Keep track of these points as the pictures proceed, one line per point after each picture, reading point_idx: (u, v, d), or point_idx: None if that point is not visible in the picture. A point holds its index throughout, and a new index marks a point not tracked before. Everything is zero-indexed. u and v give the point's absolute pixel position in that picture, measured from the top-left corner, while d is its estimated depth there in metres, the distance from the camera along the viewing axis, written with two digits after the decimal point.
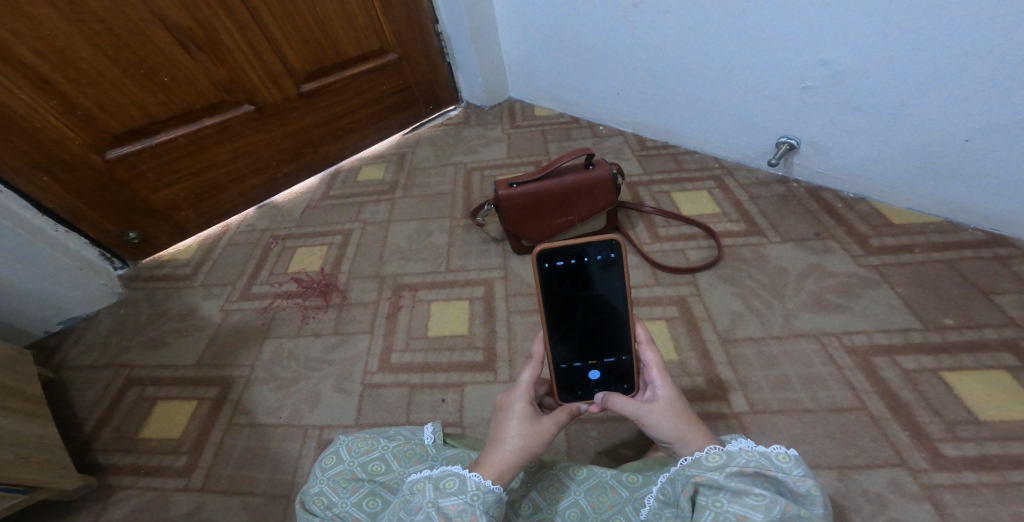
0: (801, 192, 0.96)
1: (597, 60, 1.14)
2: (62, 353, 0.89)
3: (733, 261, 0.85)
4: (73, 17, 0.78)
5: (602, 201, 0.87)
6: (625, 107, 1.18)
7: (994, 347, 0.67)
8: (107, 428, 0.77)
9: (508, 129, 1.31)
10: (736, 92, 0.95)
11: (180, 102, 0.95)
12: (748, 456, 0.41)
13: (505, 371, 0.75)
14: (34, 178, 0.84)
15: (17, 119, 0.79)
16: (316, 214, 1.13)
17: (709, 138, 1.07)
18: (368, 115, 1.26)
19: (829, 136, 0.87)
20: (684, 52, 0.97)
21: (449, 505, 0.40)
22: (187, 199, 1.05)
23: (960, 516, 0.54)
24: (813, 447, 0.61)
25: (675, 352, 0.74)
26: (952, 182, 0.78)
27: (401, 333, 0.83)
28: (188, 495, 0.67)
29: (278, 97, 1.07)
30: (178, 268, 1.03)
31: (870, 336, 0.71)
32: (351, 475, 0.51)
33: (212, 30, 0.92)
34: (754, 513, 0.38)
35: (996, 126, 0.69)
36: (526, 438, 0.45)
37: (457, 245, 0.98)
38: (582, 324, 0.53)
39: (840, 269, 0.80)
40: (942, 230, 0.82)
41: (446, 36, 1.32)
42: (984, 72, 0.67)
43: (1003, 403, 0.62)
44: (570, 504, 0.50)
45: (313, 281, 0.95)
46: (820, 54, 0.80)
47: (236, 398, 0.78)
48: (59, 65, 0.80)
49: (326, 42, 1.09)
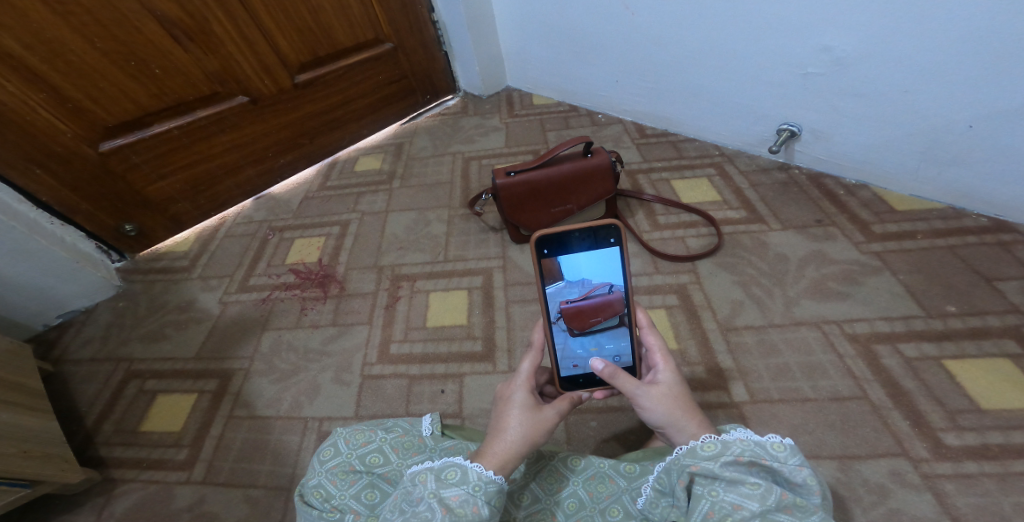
0: (802, 179, 0.95)
1: (595, 47, 1.12)
2: (62, 346, 0.89)
3: (733, 249, 0.85)
4: (59, 8, 0.76)
5: (601, 189, 0.86)
6: (625, 94, 1.16)
7: (997, 334, 0.66)
8: (107, 421, 0.77)
9: (506, 118, 1.29)
10: (738, 80, 0.93)
11: (172, 94, 0.94)
12: (744, 445, 0.41)
13: (505, 361, 0.75)
14: (28, 171, 0.83)
15: (8, 113, 0.78)
16: (314, 206, 1.11)
17: (710, 125, 1.05)
18: (364, 105, 1.25)
19: (829, 123, 0.86)
20: (685, 37, 0.94)
21: (451, 496, 0.40)
22: (183, 191, 1.04)
23: (961, 507, 0.54)
24: (813, 438, 0.61)
25: (675, 340, 0.73)
26: (952, 168, 0.78)
27: (399, 324, 0.83)
28: (190, 488, 0.68)
29: (273, 89, 1.06)
30: (176, 260, 1.03)
31: (872, 324, 0.70)
32: (350, 467, 0.51)
33: (202, 20, 0.90)
34: (748, 502, 0.38)
35: (996, 113, 0.68)
36: (526, 428, 0.45)
37: (456, 235, 0.97)
38: (581, 330, 0.54)
39: (841, 256, 0.80)
40: (944, 216, 0.81)
41: (443, 25, 1.29)
42: (987, 58, 0.65)
43: (1003, 391, 0.61)
44: (569, 494, 0.51)
45: (312, 273, 0.95)
46: (821, 41, 0.78)
47: (236, 389, 0.78)
48: (47, 57, 0.78)
49: (319, 30, 1.07)
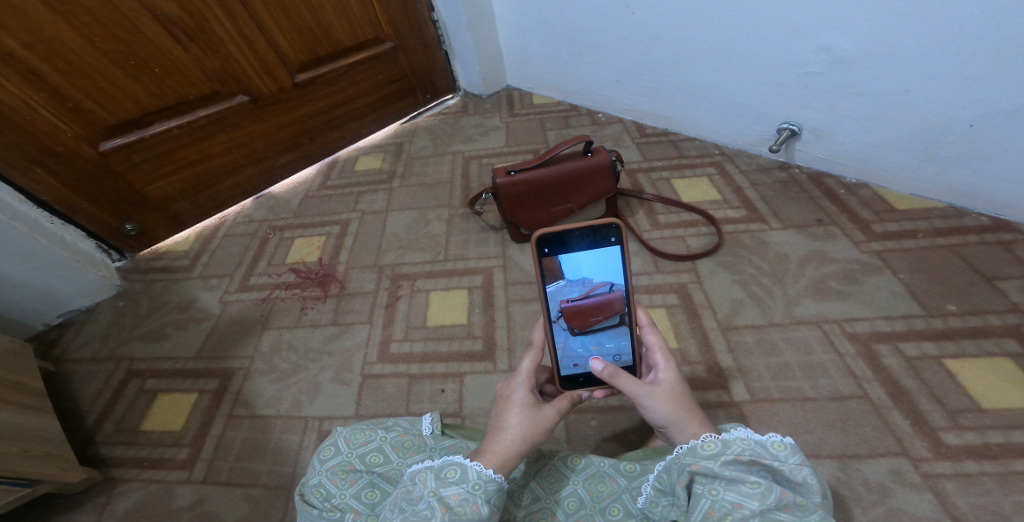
0: (803, 178, 0.95)
1: (595, 46, 1.12)
2: (62, 345, 0.89)
3: (733, 248, 0.85)
4: (59, 8, 0.76)
5: (601, 188, 0.86)
6: (625, 93, 1.15)
7: (997, 333, 0.66)
8: (108, 421, 0.77)
9: (506, 118, 1.29)
10: (738, 79, 0.93)
11: (172, 94, 0.94)
12: (744, 444, 0.41)
13: (505, 360, 0.75)
14: (28, 170, 0.83)
15: (9, 112, 0.78)
16: (314, 205, 1.11)
17: (710, 124, 1.05)
18: (364, 104, 1.25)
19: (830, 122, 0.86)
20: (685, 36, 0.94)
21: (450, 495, 0.40)
22: (184, 191, 1.04)
23: (961, 506, 0.54)
24: (813, 437, 0.61)
25: (675, 340, 0.73)
26: (953, 167, 0.77)
27: (399, 323, 0.83)
28: (190, 487, 0.68)
29: (273, 88, 1.06)
30: (176, 259, 1.03)
31: (872, 323, 0.70)
32: (350, 467, 0.51)
33: (202, 20, 0.90)
34: (748, 501, 0.38)
35: (997, 112, 0.68)
36: (526, 426, 0.45)
37: (456, 234, 0.97)
38: (581, 329, 0.54)
39: (841, 256, 0.80)
40: (945, 215, 0.81)
41: (443, 24, 1.29)
42: (988, 57, 0.65)
43: (1004, 390, 0.61)
44: (569, 493, 0.51)
45: (312, 273, 0.95)
46: (821, 40, 0.78)
47: (236, 389, 0.78)
48: (47, 57, 0.78)
49: (318, 29, 1.07)
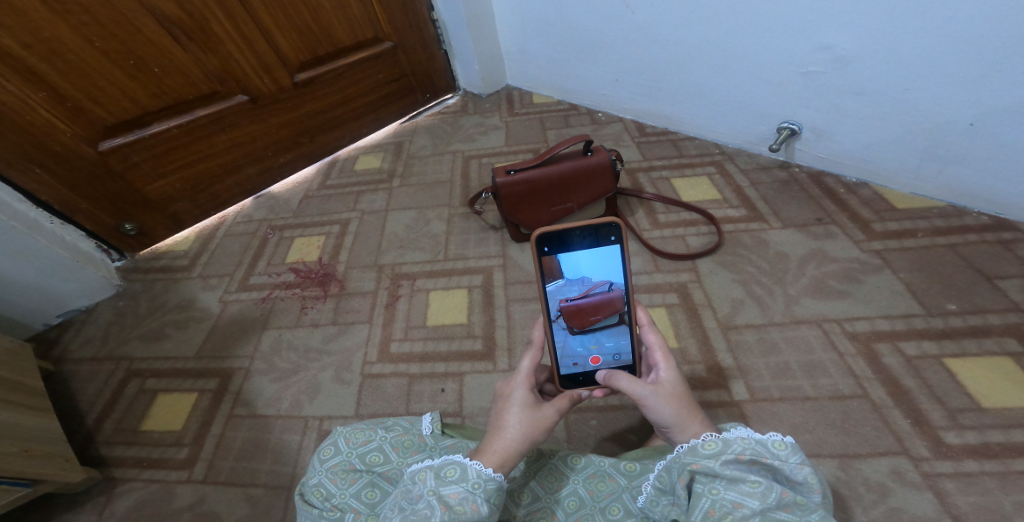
0: (803, 177, 0.94)
1: (595, 45, 1.11)
2: (62, 345, 0.89)
3: (733, 247, 0.85)
4: (58, 7, 0.76)
5: (601, 187, 0.86)
6: (624, 93, 1.15)
7: (997, 333, 0.66)
8: (108, 421, 0.77)
9: (506, 117, 1.29)
10: (737, 79, 0.93)
11: (172, 94, 0.93)
12: (744, 444, 0.41)
13: (505, 360, 0.75)
14: (28, 170, 0.83)
15: (8, 112, 0.78)
16: (314, 205, 1.11)
17: (710, 123, 1.05)
18: (364, 104, 1.25)
19: (830, 121, 0.86)
20: (684, 35, 0.94)
21: (450, 494, 0.40)
22: (183, 191, 1.04)
23: (962, 505, 0.54)
24: (813, 436, 0.61)
25: (675, 339, 0.73)
26: (952, 166, 0.77)
27: (399, 323, 0.83)
28: (190, 487, 0.68)
29: (273, 87, 1.06)
30: (176, 259, 1.03)
31: (872, 322, 0.70)
32: (350, 466, 0.51)
33: (202, 19, 0.90)
34: (749, 500, 0.38)
35: (997, 112, 0.68)
36: (525, 425, 0.45)
37: (456, 234, 0.97)
38: (580, 329, 0.54)
39: (842, 255, 0.79)
40: (945, 214, 0.81)
41: (442, 24, 1.29)
42: (988, 57, 0.65)
43: (1004, 389, 0.61)
44: (569, 493, 0.51)
45: (312, 272, 0.95)
46: (821, 39, 0.78)
47: (236, 389, 0.78)
48: (46, 56, 0.78)
49: (318, 29, 1.07)
